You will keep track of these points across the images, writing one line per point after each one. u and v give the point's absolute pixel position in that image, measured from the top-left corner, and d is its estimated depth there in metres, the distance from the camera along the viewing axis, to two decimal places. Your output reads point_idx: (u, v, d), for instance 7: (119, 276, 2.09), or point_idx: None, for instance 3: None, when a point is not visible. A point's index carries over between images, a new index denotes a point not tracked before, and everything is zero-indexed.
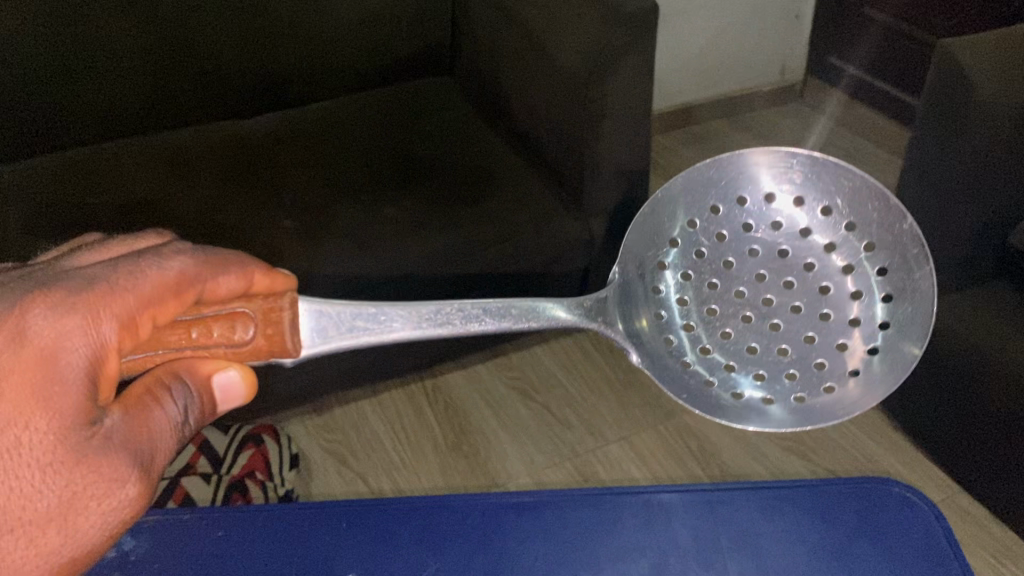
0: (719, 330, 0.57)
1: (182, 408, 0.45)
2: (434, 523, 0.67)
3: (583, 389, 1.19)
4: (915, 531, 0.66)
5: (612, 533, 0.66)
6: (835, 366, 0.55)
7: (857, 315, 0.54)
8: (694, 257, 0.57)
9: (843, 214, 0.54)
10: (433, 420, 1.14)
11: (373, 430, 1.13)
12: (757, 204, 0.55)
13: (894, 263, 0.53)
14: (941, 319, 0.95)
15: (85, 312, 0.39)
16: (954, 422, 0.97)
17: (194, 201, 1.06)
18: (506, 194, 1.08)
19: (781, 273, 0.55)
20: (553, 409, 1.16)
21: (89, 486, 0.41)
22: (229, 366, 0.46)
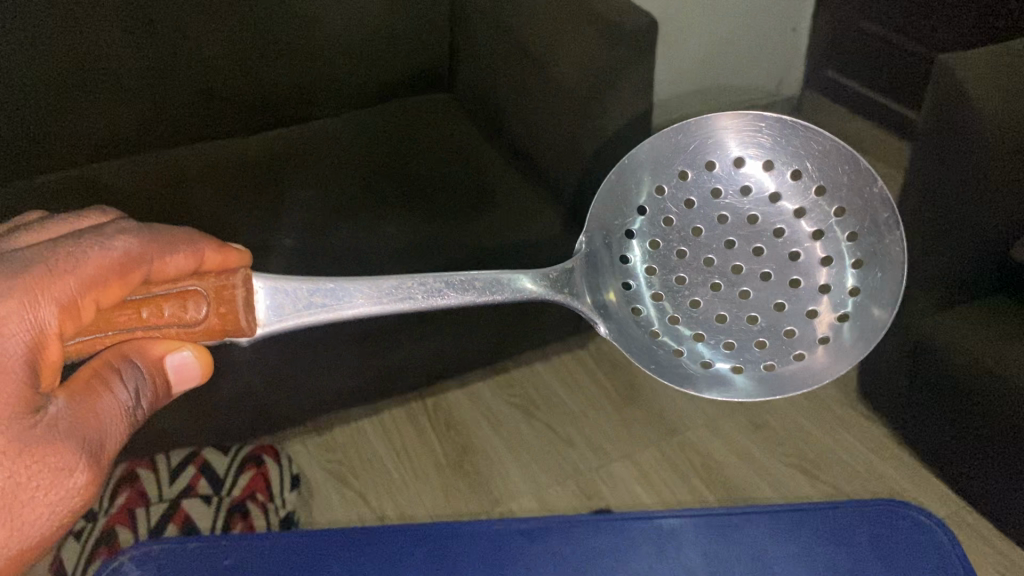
0: (689, 299, 0.57)
1: (131, 392, 0.47)
2: (438, 552, 0.66)
3: (585, 405, 1.18)
4: (930, 558, 0.65)
5: (618, 560, 0.65)
6: (803, 334, 0.55)
7: (825, 282, 0.55)
8: (662, 225, 0.57)
9: (813, 178, 0.54)
10: (435, 438, 1.14)
11: (375, 450, 1.12)
12: (726, 170, 0.55)
13: (864, 227, 0.54)
14: (944, 333, 0.94)
15: (26, 295, 0.40)
16: (956, 436, 0.97)
17: (193, 219, 1.05)
18: (507, 210, 1.08)
19: (751, 239, 0.55)
20: (556, 426, 1.15)
21: (38, 474, 0.43)
22: (183, 347, 0.48)
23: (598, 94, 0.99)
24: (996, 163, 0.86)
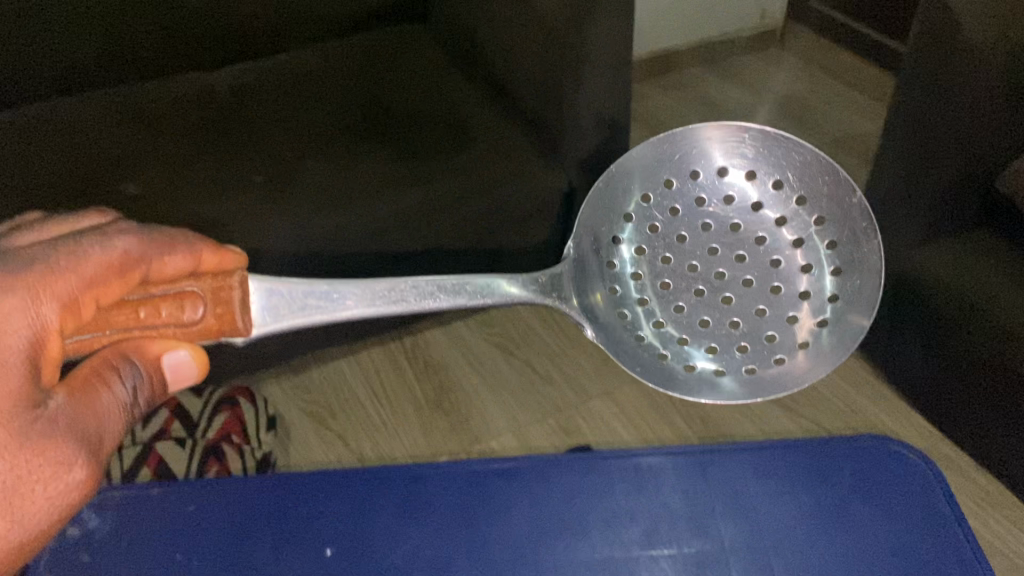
0: (674, 304, 0.60)
1: (129, 388, 0.47)
2: (413, 496, 0.65)
3: (566, 344, 1.17)
4: (914, 490, 0.65)
5: (602, 499, 0.65)
6: (784, 339, 0.58)
7: (805, 288, 0.57)
8: (648, 232, 0.60)
9: (794, 188, 0.57)
10: (413, 378, 1.13)
11: (353, 391, 1.11)
12: (710, 179, 0.58)
13: (842, 237, 0.56)
14: (930, 268, 0.92)
15: (30, 291, 0.42)
16: (938, 372, 0.96)
17: (159, 157, 1.02)
18: (483, 147, 1.05)
19: (733, 247, 0.58)
20: (536, 364, 1.14)
21: (37, 469, 0.43)
22: (182, 346, 0.49)
23: (576, 25, 0.94)
24: (987, 94, 0.83)
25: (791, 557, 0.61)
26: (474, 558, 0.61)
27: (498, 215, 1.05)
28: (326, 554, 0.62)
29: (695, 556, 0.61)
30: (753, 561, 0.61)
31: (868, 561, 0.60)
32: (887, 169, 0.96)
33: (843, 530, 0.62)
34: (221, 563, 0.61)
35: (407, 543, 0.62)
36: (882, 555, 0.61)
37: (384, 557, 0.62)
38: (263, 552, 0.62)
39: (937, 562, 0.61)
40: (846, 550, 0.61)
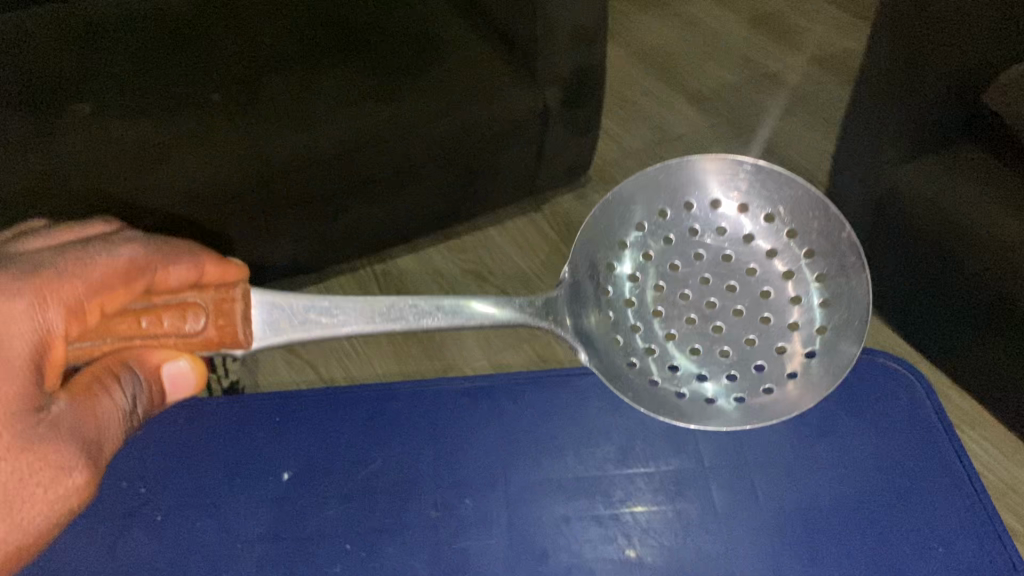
0: (662, 332, 0.53)
1: (126, 397, 0.43)
2: (377, 420, 0.65)
3: (541, 268, 1.12)
4: (903, 403, 0.64)
5: (575, 418, 0.65)
6: (773, 368, 0.51)
7: (796, 321, 0.51)
8: (641, 262, 0.53)
9: (786, 222, 0.51)
10: None
11: (325, 323, 1.07)
12: (703, 211, 0.52)
13: (831, 269, 0.50)
14: (908, 185, 0.89)
15: (34, 298, 0.39)
16: (921, 291, 0.93)
17: (109, 73, 0.96)
18: (452, 62, 1.00)
19: (724, 278, 0.52)
20: (510, 290, 1.10)
21: (32, 471, 0.40)
22: (184, 357, 0.44)
23: None
24: None
25: (770, 471, 0.61)
26: (439, 478, 0.62)
27: (469, 135, 1.00)
28: (286, 477, 0.62)
29: (666, 473, 0.62)
30: (722, 477, 0.61)
31: (852, 472, 0.61)
32: (871, 79, 0.92)
33: (828, 443, 0.62)
34: (177, 487, 0.63)
35: (369, 465, 0.63)
36: (854, 466, 0.61)
37: (348, 480, 0.62)
38: (219, 477, 0.63)
39: (925, 474, 0.61)
40: (820, 465, 0.61)
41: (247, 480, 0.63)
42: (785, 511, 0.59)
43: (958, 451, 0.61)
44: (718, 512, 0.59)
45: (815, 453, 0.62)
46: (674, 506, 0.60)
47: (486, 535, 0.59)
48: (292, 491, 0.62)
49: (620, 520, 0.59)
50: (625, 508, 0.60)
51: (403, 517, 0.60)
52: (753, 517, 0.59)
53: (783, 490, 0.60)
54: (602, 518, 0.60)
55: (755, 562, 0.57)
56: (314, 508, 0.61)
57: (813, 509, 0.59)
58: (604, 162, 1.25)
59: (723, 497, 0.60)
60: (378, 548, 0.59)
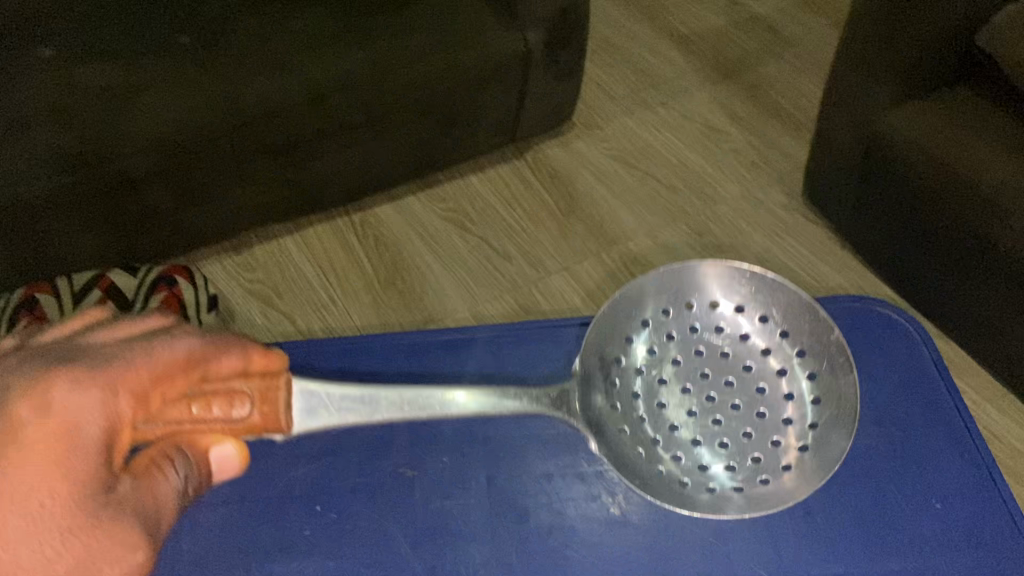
0: (666, 424, 0.53)
1: (178, 479, 0.41)
2: (346, 367, 0.61)
3: (522, 218, 1.09)
4: (901, 351, 0.63)
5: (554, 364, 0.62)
6: (768, 460, 0.52)
7: (789, 416, 0.52)
8: (646, 357, 0.54)
9: (778, 323, 0.53)
10: (363, 253, 1.05)
11: (302, 274, 1.03)
12: (702, 312, 0.54)
13: (820, 367, 0.52)
14: (900, 129, 0.87)
15: (104, 391, 0.38)
16: (910, 239, 0.91)
17: (68, 16, 0.91)
18: (432, 6, 0.97)
19: (721, 373, 0.54)
20: (492, 239, 1.07)
21: (96, 549, 0.37)
22: (232, 444, 0.43)
23: None
24: None
25: None
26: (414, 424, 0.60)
27: (449, 78, 0.97)
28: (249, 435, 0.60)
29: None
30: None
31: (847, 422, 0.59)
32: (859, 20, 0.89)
33: None
34: None
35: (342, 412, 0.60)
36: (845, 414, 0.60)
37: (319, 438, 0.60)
38: None
39: (922, 423, 0.59)
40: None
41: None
42: None
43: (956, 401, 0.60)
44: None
45: None
46: None
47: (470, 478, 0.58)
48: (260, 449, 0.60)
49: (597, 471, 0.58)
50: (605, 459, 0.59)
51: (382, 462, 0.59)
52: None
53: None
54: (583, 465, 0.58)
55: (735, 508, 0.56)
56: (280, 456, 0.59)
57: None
58: (586, 107, 1.21)
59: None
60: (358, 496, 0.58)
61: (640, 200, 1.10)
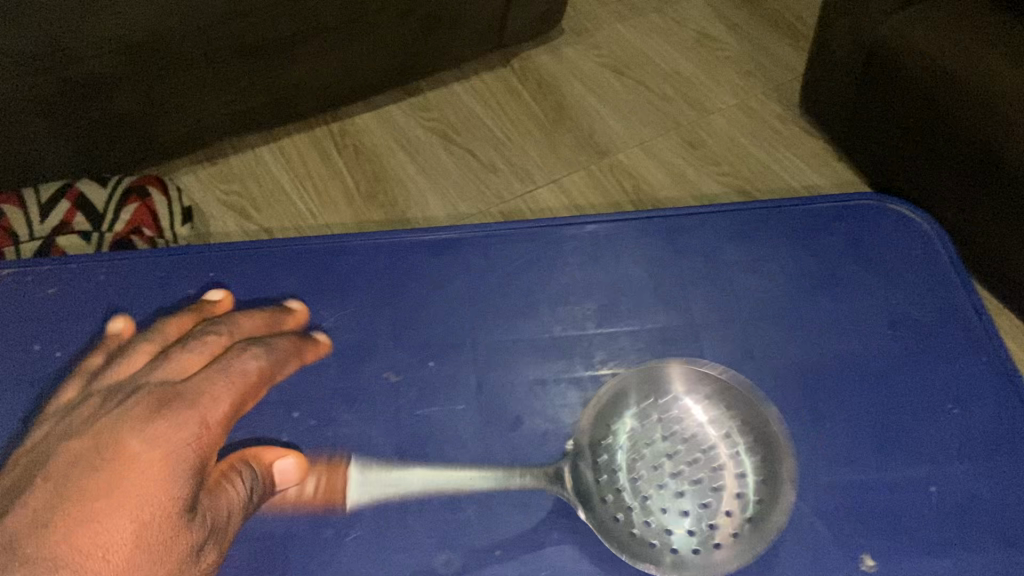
0: (620, 493, 0.38)
1: (246, 488, 0.35)
2: (251, 288, 0.44)
3: (506, 128, 1.02)
4: (909, 255, 0.46)
5: (543, 274, 0.45)
6: (713, 542, 0.37)
7: (733, 512, 0.37)
8: (592, 443, 0.39)
9: (728, 417, 0.39)
10: (342, 165, 0.98)
11: (281, 193, 0.95)
12: (648, 406, 0.40)
13: (767, 458, 0.38)
14: (903, 37, 0.80)
15: (194, 421, 0.33)
16: (911, 142, 0.85)
17: None
18: None
19: (674, 460, 0.39)
20: (476, 151, 1.00)
21: (167, 554, 0.30)
22: (288, 454, 0.38)
23: None
24: None
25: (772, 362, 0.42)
26: (358, 336, 0.43)
27: None
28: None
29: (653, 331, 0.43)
30: (745, 347, 0.43)
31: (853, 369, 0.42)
32: None
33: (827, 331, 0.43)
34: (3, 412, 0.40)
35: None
36: (869, 338, 0.43)
37: None
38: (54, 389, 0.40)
39: (951, 354, 0.43)
40: (820, 330, 0.43)
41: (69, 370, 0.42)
42: (786, 390, 0.41)
43: (978, 312, 0.44)
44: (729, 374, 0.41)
45: (815, 344, 0.43)
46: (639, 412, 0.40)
47: (446, 405, 0.41)
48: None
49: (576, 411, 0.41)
50: (565, 393, 0.42)
51: (342, 382, 0.42)
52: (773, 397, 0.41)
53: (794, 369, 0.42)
54: (558, 393, 0.42)
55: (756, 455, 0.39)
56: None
57: (815, 390, 0.41)
58: (575, 12, 1.16)
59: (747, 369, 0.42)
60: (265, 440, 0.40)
61: (639, 116, 1.04)
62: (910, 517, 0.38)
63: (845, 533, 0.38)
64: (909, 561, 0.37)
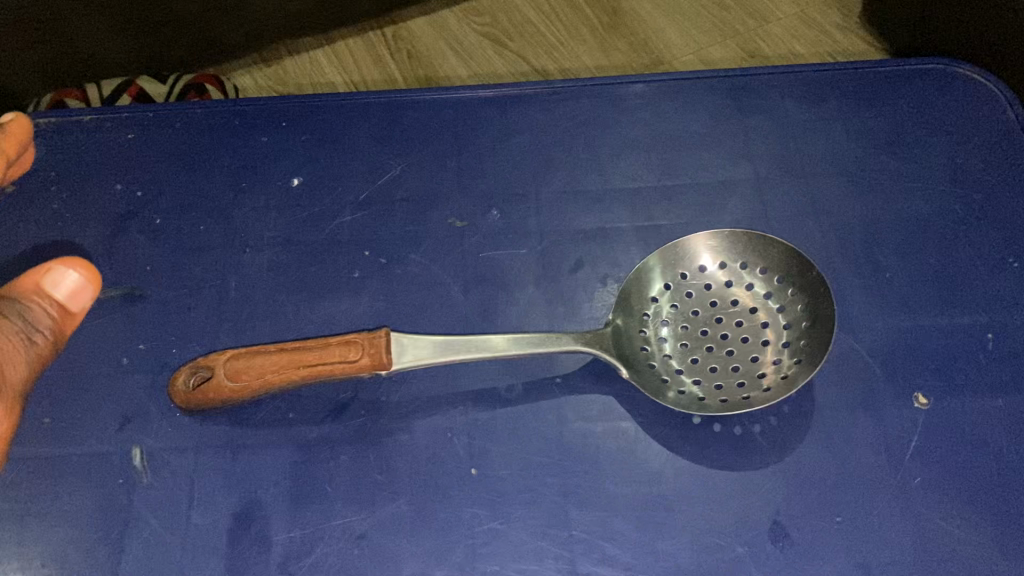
0: (663, 383, 0.30)
1: (24, 324, 0.25)
2: (242, 137, 0.37)
3: (570, 19, 0.63)
4: (981, 120, 0.36)
5: (606, 131, 0.37)
6: (750, 387, 0.30)
7: (769, 353, 0.30)
8: (635, 335, 0.31)
9: (773, 276, 0.31)
10: (363, 40, 0.64)
11: (313, 67, 0.62)
12: (687, 275, 0.31)
13: (799, 286, 0.30)
14: None
15: None
16: None
17: None
18: None
19: (717, 353, 0.30)
20: (535, 45, 0.62)
21: None
22: (64, 266, 0.26)
23: None
24: None
25: (871, 243, 0.33)
26: (421, 183, 0.35)
27: None
28: (160, 220, 0.35)
29: (773, 167, 0.35)
30: (817, 160, 0.35)
31: (955, 246, 0.33)
32: None
33: (936, 202, 0.34)
34: None
35: (283, 184, 0.35)
36: (941, 195, 0.34)
37: (211, 270, 0.33)
38: None
39: None
40: (921, 221, 0.34)
41: (80, 214, 0.35)
42: (848, 235, 0.34)
43: None
44: (834, 216, 0.34)
45: (927, 227, 0.34)
46: (715, 321, 0.31)
47: (510, 248, 0.34)
48: (179, 225, 0.35)
49: (640, 256, 0.34)
50: (623, 243, 0.34)
51: (412, 225, 0.35)
52: (851, 213, 0.34)
53: (898, 216, 0.34)
54: (616, 236, 0.34)
55: (860, 293, 0.32)
56: (194, 217, 0.35)
57: (878, 239, 0.33)
58: None
59: (825, 197, 0.35)
60: (284, 270, 0.33)
61: (697, 20, 0.62)
62: (966, 360, 0.31)
63: (900, 371, 0.31)
64: (955, 400, 0.30)
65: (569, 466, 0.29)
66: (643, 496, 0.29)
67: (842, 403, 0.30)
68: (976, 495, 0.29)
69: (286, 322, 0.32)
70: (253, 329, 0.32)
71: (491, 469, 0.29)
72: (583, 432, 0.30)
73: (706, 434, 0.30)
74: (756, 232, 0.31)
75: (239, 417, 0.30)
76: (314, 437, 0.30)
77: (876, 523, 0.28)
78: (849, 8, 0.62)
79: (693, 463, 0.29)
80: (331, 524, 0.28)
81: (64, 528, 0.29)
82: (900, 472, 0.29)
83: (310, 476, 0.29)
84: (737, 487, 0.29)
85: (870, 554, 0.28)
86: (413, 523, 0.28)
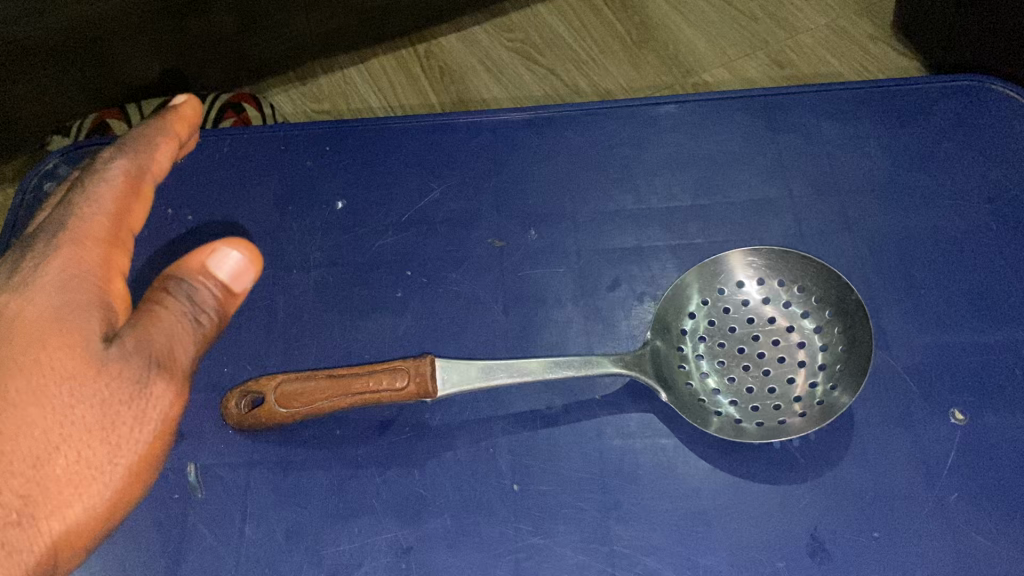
0: (701, 401, 0.31)
1: (192, 306, 0.23)
2: (287, 161, 0.38)
3: (602, 35, 0.64)
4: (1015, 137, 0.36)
5: (642, 150, 0.37)
6: (787, 406, 0.30)
7: (806, 371, 0.30)
8: (672, 353, 0.31)
9: (809, 296, 0.31)
10: (396, 59, 0.64)
11: (349, 87, 0.63)
12: (725, 294, 0.32)
13: (835, 306, 0.31)
14: None
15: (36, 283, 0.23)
16: None
17: None
18: None
19: (755, 370, 0.31)
20: (568, 62, 0.62)
21: (108, 420, 0.22)
22: (228, 244, 0.24)
23: None
24: None
25: (906, 260, 0.34)
26: (461, 205, 0.36)
27: None
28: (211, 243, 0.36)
29: (807, 184, 0.36)
30: (851, 176, 0.36)
31: (990, 263, 0.33)
32: None
33: (970, 218, 0.35)
34: None
35: (326, 207, 0.37)
36: (974, 211, 0.35)
37: (259, 292, 0.35)
38: None
39: None
40: (955, 238, 0.34)
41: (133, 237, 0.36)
42: (883, 252, 0.34)
43: None
44: (868, 233, 0.34)
45: (961, 244, 0.34)
46: (750, 339, 0.31)
47: (548, 267, 0.35)
48: None
49: (677, 275, 0.34)
50: (660, 261, 0.35)
51: (453, 246, 0.35)
52: (886, 230, 0.34)
53: (934, 233, 0.34)
54: (652, 255, 0.35)
55: (895, 309, 0.33)
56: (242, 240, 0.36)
57: (912, 256, 0.34)
58: None
59: (859, 214, 0.35)
60: (329, 291, 0.35)
61: (729, 34, 0.62)
62: (1002, 375, 0.31)
63: (936, 388, 0.31)
64: (990, 415, 0.30)
65: (608, 483, 0.30)
66: (682, 512, 0.29)
67: (877, 420, 0.30)
68: (1014, 511, 0.29)
69: (332, 341, 0.33)
70: (300, 349, 0.33)
71: (532, 484, 0.30)
72: (622, 449, 0.30)
73: (744, 451, 0.30)
74: (793, 252, 0.31)
75: (288, 434, 0.31)
76: (360, 453, 0.31)
77: (913, 539, 0.28)
78: (880, 18, 0.62)
79: (730, 479, 0.30)
80: (377, 538, 0.29)
81: (124, 542, 0.30)
82: (937, 487, 0.29)
83: (357, 491, 0.30)
84: (775, 504, 0.29)
85: (907, 569, 0.28)
86: (457, 537, 0.29)
